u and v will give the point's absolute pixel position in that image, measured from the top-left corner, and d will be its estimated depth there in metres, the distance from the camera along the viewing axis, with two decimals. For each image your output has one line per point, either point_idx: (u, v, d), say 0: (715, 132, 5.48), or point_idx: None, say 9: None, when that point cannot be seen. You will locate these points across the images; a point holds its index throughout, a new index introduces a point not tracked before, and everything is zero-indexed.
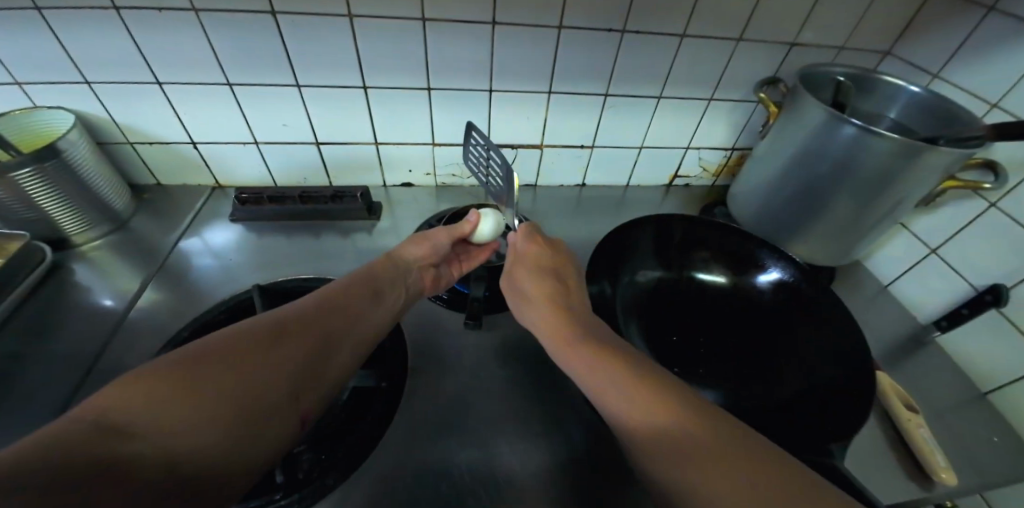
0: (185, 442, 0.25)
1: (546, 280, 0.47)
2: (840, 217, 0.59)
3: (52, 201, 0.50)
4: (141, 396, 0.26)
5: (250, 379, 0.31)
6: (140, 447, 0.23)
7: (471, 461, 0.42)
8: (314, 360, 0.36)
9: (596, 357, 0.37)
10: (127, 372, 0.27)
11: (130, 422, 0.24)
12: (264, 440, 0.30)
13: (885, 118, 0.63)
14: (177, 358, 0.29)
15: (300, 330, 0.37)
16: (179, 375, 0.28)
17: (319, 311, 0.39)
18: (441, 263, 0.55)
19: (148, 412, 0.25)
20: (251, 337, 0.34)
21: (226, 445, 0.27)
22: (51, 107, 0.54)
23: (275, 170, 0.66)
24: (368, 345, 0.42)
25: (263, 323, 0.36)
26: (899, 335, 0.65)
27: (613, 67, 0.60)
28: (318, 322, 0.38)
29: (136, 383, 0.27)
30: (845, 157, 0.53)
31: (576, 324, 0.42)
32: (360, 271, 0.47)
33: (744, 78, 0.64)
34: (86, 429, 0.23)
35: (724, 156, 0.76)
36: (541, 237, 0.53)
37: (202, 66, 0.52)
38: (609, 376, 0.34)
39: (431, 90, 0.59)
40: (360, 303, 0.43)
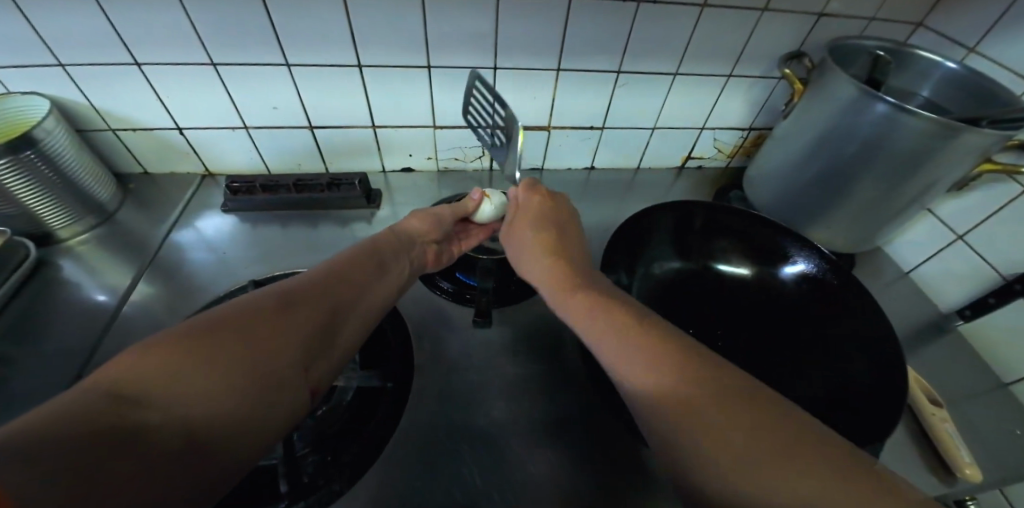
0: (199, 416, 0.24)
1: (550, 236, 0.45)
2: (863, 203, 0.56)
3: (32, 195, 0.48)
4: (153, 366, 0.24)
5: (261, 347, 0.29)
6: (149, 424, 0.22)
7: (482, 463, 0.40)
8: (325, 330, 0.34)
9: (603, 313, 0.34)
10: (132, 346, 0.25)
11: (143, 395, 0.23)
12: (281, 406, 0.29)
13: (917, 96, 0.58)
14: (188, 326, 0.28)
15: (312, 299, 0.35)
16: (189, 345, 0.26)
17: (329, 281, 0.37)
18: (444, 244, 0.52)
19: (162, 384, 0.24)
20: (257, 308, 0.31)
21: (243, 415, 0.26)
22: (24, 93, 0.50)
23: (267, 156, 0.62)
24: (374, 317, 0.40)
25: (275, 289, 0.34)
26: (919, 323, 0.63)
27: (627, 41, 0.55)
28: (330, 292, 0.36)
29: (146, 356, 0.25)
30: (874, 138, 0.49)
31: (589, 283, 0.40)
32: (361, 244, 0.44)
33: (767, 52, 0.60)
34: (94, 403, 0.21)
35: (741, 136, 0.72)
36: (543, 190, 0.51)
37: (182, 44, 0.48)
38: (621, 329, 0.31)
39: (431, 69, 0.55)
40: (368, 272, 0.41)
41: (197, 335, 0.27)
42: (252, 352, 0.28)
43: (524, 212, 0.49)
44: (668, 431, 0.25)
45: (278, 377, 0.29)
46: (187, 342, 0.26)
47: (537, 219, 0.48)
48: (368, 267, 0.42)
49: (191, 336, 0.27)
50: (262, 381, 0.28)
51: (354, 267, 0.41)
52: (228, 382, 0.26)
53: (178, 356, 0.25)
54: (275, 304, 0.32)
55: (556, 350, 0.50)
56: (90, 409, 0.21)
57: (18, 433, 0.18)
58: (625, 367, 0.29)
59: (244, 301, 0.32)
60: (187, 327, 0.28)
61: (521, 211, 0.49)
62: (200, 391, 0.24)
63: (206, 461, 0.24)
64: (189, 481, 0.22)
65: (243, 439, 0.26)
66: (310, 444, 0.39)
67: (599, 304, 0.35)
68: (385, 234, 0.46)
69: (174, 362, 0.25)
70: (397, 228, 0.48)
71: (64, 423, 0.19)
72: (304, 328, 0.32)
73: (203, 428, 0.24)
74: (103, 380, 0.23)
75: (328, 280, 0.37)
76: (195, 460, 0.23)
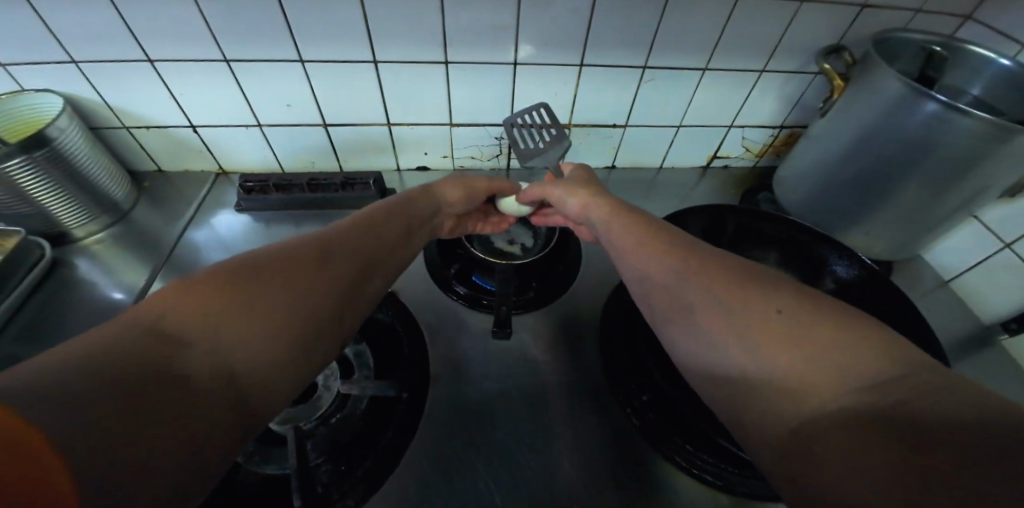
0: (236, 361, 0.24)
1: (596, 205, 0.46)
2: (907, 206, 0.52)
3: (48, 194, 0.47)
4: (193, 306, 0.24)
5: (299, 294, 0.29)
6: (196, 365, 0.22)
7: (497, 477, 0.39)
8: (356, 282, 0.34)
9: (692, 286, 0.32)
10: (184, 278, 0.26)
11: (184, 334, 0.23)
12: (317, 355, 0.29)
13: (965, 95, 0.54)
14: (232, 264, 0.28)
15: (346, 250, 0.34)
16: (233, 286, 0.26)
17: (360, 239, 0.37)
18: (467, 220, 0.54)
19: (202, 326, 0.24)
20: (296, 253, 0.31)
21: (284, 361, 0.26)
22: (38, 90, 0.49)
23: (281, 154, 0.61)
24: (397, 273, 0.40)
25: (308, 238, 0.34)
26: (961, 335, 0.59)
27: (655, 34, 0.52)
28: (359, 249, 0.36)
29: (198, 290, 0.25)
30: (919, 139, 0.46)
31: (647, 248, 0.38)
32: (394, 200, 0.44)
33: (804, 46, 0.56)
34: (138, 341, 0.21)
35: (771, 134, 0.68)
36: (584, 171, 0.52)
37: (196, 41, 0.47)
38: (693, 305, 0.31)
39: (449, 64, 0.53)
40: (395, 234, 0.41)
41: (234, 278, 0.27)
42: (293, 292, 0.28)
43: (562, 181, 0.50)
44: (760, 429, 0.25)
45: (313, 328, 0.29)
46: (225, 285, 0.26)
47: (578, 187, 0.48)
48: (396, 229, 0.41)
49: (228, 278, 0.27)
50: (301, 328, 0.28)
51: (382, 227, 0.40)
52: (270, 327, 0.26)
53: (216, 299, 0.25)
54: (314, 249, 0.32)
55: (575, 359, 0.48)
56: (132, 347, 0.21)
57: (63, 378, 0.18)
58: (723, 338, 0.28)
59: (280, 245, 0.32)
60: (223, 268, 0.28)
61: (560, 183, 0.50)
62: (245, 331, 0.25)
63: (244, 405, 0.24)
64: (225, 426, 0.23)
65: (278, 388, 0.26)
66: (324, 453, 0.39)
67: (684, 270, 0.33)
68: (414, 192, 0.46)
69: (211, 304, 0.25)
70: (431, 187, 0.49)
71: (103, 360, 0.20)
72: (337, 280, 0.32)
73: (241, 372, 0.24)
74: (148, 313, 0.23)
75: (359, 239, 0.37)
76: (230, 405, 0.23)
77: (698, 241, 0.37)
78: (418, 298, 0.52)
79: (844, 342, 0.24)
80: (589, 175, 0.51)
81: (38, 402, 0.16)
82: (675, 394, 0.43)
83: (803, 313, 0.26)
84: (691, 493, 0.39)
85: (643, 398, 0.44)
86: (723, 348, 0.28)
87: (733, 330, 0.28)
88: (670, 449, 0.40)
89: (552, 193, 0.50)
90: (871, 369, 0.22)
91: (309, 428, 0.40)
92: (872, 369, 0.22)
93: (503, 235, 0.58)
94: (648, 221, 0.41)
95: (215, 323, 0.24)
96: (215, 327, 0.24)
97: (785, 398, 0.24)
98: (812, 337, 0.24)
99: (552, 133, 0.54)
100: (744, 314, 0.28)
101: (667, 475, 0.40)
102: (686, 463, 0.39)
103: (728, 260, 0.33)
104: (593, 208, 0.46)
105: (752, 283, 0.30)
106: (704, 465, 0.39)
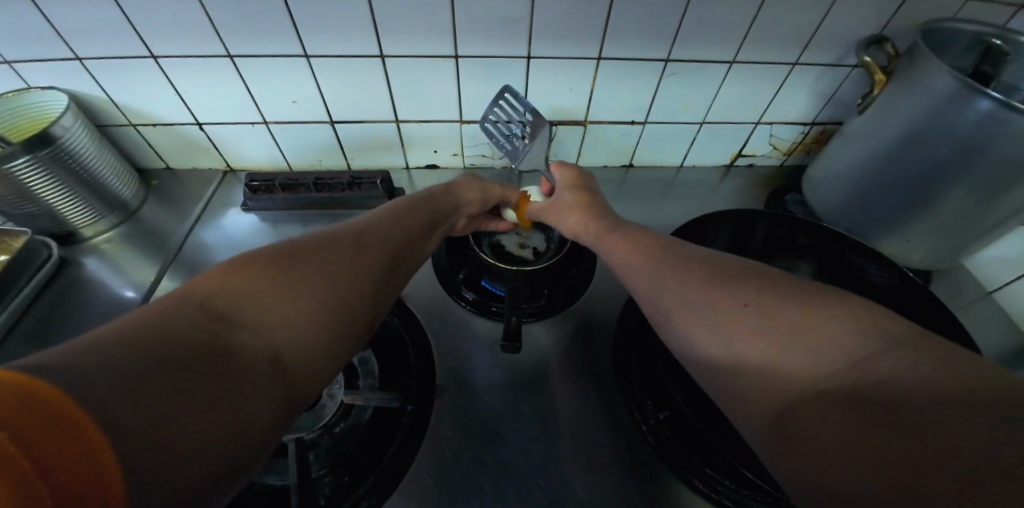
0: (282, 339, 0.24)
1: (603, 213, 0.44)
2: (953, 211, 0.47)
3: (54, 193, 0.47)
4: (239, 286, 0.24)
5: (333, 280, 0.28)
6: (239, 344, 0.22)
7: (501, 496, 0.37)
8: (384, 272, 0.33)
9: (707, 297, 0.29)
10: (227, 261, 0.26)
11: (227, 313, 0.23)
12: (345, 345, 0.28)
13: (1020, 92, 0.48)
14: (273, 250, 0.28)
15: (374, 240, 0.34)
16: (271, 269, 0.26)
17: (389, 228, 0.36)
18: (479, 219, 0.51)
19: (243, 308, 0.24)
20: (330, 241, 0.31)
21: (323, 343, 0.26)
22: (43, 88, 0.49)
23: (288, 153, 0.60)
24: (417, 263, 0.39)
25: (338, 227, 0.33)
26: (1005, 352, 0.54)
27: (679, 24, 0.49)
28: (385, 237, 0.35)
29: (241, 273, 0.25)
30: (972, 139, 0.42)
31: (660, 259, 0.35)
32: (417, 193, 0.44)
33: (842, 37, 0.52)
34: (193, 319, 0.21)
35: (802, 132, 0.64)
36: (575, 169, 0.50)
37: (198, 35, 0.45)
38: (705, 317, 0.28)
39: (458, 59, 0.50)
40: (418, 226, 0.40)
41: (273, 262, 0.27)
42: (329, 279, 0.28)
43: (570, 186, 0.49)
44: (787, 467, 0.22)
45: (352, 311, 0.28)
46: (267, 267, 0.26)
47: (575, 206, 0.47)
48: (420, 221, 0.40)
49: (267, 262, 0.27)
50: (338, 313, 0.27)
51: (409, 217, 0.39)
52: (308, 309, 0.26)
53: (256, 283, 0.25)
54: (347, 237, 0.32)
55: (585, 371, 0.46)
56: (189, 323, 0.21)
57: (91, 357, 0.16)
58: (748, 357, 0.25)
59: (313, 234, 0.32)
60: (262, 254, 0.27)
61: (561, 192, 0.49)
62: (284, 312, 0.25)
63: (282, 386, 0.23)
64: (269, 403, 0.22)
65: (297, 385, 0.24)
66: (327, 464, 0.38)
67: (706, 280, 0.30)
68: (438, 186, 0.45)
69: (258, 284, 0.25)
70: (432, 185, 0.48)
71: (156, 334, 0.19)
72: (368, 270, 0.31)
73: (280, 354, 0.24)
74: (198, 292, 0.23)
75: (388, 229, 0.36)
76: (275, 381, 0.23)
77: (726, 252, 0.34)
78: (422, 302, 0.51)
79: (871, 357, 0.21)
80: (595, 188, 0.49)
81: (74, 371, 0.15)
82: (694, 412, 0.41)
83: (806, 331, 0.24)
84: None
85: (661, 415, 0.41)
86: (748, 369, 0.25)
87: (762, 341, 0.25)
88: (688, 471, 0.38)
89: (557, 201, 0.49)
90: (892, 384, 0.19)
91: (311, 439, 0.39)
92: (893, 389, 0.19)
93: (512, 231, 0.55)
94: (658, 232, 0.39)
95: (257, 305, 0.24)
96: (258, 309, 0.24)
97: (820, 416, 0.21)
98: (813, 358, 0.22)
99: (526, 126, 0.53)
100: (749, 341, 0.25)
101: (681, 498, 0.38)
102: (705, 487, 0.37)
103: (757, 272, 0.30)
104: (601, 218, 0.44)
105: (784, 298, 0.26)
106: (726, 491, 0.37)
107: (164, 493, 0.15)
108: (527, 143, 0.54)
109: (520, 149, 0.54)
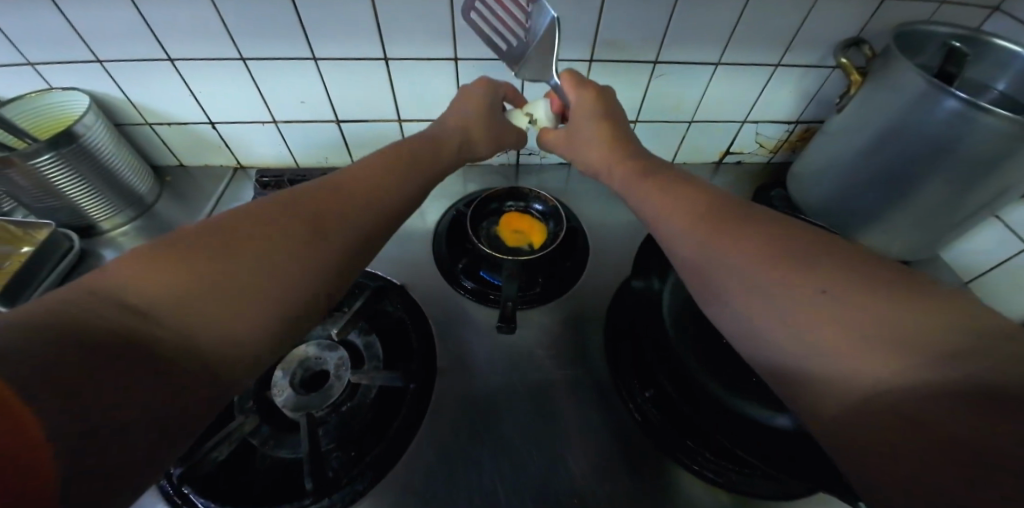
0: (228, 343, 0.24)
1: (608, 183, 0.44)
2: (927, 204, 0.50)
3: (74, 188, 0.50)
4: (192, 277, 0.24)
5: (286, 275, 0.27)
6: (176, 351, 0.22)
7: (499, 468, 0.40)
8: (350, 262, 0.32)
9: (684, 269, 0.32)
10: (162, 246, 0.24)
11: (168, 313, 0.22)
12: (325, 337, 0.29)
13: (989, 90, 0.51)
14: (223, 232, 0.27)
15: (337, 220, 0.32)
16: (220, 263, 0.25)
17: (360, 207, 0.34)
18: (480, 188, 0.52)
19: (188, 307, 0.23)
20: (289, 223, 0.29)
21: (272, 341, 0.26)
22: (65, 88, 0.51)
23: (296, 150, 0.63)
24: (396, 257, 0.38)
25: (300, 204, 0.31)
26: None
27: (666, 27, 0.52)
28: (360, 221, 0.34)
29: (184, 265, 0.24)
30: (940, 137, 0.44)
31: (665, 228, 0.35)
32: (388, 159, 0.40)
33: (822, 38, 0.54)
34: (166, 296, 0.22)
35: (786, 130, 0.67)
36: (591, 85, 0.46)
37: (213, 39, 0.48)
38: None
39: (458, 61, 0.53)
40: (398, 204, 0.37)
41: (241, 240, 0.27)
42: (280, 272, 0.27)
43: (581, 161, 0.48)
44: None
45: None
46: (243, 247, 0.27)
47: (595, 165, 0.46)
48: (398, 199, 0.38)
49: (236, 239, 0.26)
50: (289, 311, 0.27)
51: (382, 193, 0.37)
52: (253, 311, 0.25)
53: (201, 278, 0.24)
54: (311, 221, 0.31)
55: (578, 356, 0.48)
56: (163, 303, 0.22)
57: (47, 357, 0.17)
58: None
59: (300, 202, 0.31)
60: (211, 240, 0.26)
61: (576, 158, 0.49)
62: (228, 316, 0.24)
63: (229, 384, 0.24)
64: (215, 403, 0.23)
65: None
66: (335, 440, 0.40)
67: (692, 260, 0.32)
68: (412, 150, 0.42)
69: (205, 280, 0.24)
70: (444, 123, 0.48)
71: (129, 318, 0.21)
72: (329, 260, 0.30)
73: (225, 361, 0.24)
74: (176, 257, 0.24)
75: (375, 209, 0.35)
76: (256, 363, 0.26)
77: (743, 211, 0.32)
78: (425, 291, 0.53)
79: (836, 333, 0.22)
80: (618, 117, 0.46)
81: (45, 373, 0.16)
82: (676, 389, 0.43)
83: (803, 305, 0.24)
84: (689, 491, 0.39)
85: (646, 394, 0.44)
86: None
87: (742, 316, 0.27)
88: (671, 446, 0.41)
89: (575, 136, 0.47)
90: (845, 364, 0.22)
91: (320, 415, 0.41)
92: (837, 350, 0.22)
93: (519, 203, 0.57)
94: (675, 190, 0.37)
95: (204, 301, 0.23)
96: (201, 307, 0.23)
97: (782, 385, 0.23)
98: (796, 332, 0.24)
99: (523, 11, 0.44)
100: None
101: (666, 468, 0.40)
102: (687, 460, 0.40)
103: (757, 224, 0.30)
104: None
105: None
106: (706, 462, 0.39)
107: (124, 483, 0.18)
108: (524, 39, 0.45)
109: (518, 47, 0.45)
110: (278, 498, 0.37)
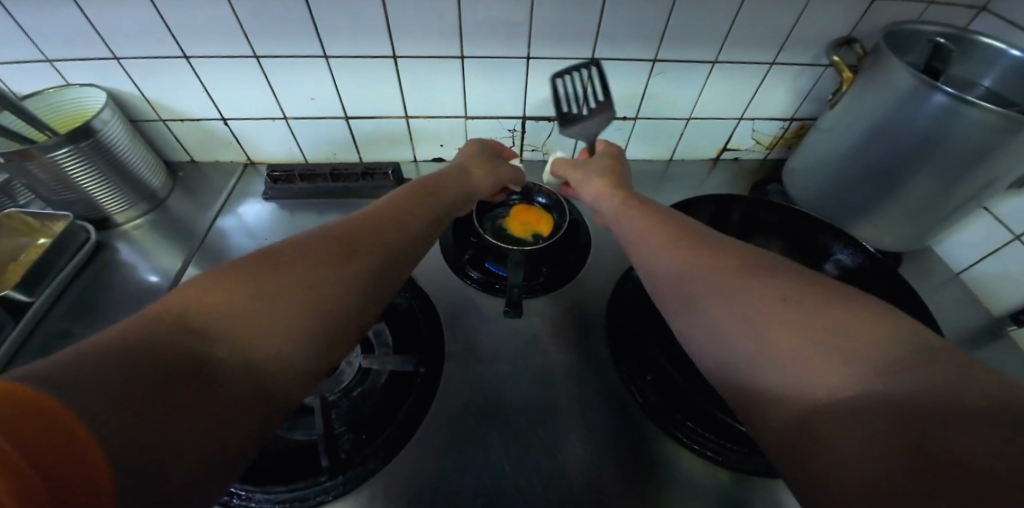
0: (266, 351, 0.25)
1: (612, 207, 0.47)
2: (920, 197, 0.52)
3: (91, 181, 0.51)
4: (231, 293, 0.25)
5: (323, 284, 0.28)
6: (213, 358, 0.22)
7: (505, 451, 0.41)
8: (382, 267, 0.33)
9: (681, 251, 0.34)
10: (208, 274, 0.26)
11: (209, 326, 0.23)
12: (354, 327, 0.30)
13: (976, 87, 0.53)
14: (260, 256, 0.28)
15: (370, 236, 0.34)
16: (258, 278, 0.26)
17: (389, 222, 0.37)
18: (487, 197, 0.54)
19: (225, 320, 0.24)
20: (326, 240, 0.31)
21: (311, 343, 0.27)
22: (83, 84, 0.53)
23: (305, 146, 0.64)
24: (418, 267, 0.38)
25: (336, 228, 0.33)
26: (972, 327, 0.58)
27: (665, 26, 0.53)
28: (390, 232, 0.36)
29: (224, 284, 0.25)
30: (930, 131, 0.46)
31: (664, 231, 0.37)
32: (410, 189, 0.43)
33: (814, 38, 0.56)
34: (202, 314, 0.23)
35: (782, 127, 0.68)
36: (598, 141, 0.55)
37: (227, 38, 0.50)
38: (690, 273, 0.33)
39: (465, 59, 0.55)
40: (422, 219, 0.40)
41: (280, 258, 0.28)
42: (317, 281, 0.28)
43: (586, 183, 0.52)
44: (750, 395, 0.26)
45: (366, 277, 0.31)
46: (262, 260, 0.28)
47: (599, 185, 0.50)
48: (419, 215, 0.40)
49: (274, 260, 0.28)
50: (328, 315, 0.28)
51: (408, 211, 0.39)
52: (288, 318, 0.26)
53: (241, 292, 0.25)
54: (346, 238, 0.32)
55: (582, 343, 0.50)
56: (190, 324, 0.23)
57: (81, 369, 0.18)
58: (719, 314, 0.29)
59: (335, 228, 0.33)
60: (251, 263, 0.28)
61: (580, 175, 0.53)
62: (264, 324, 0.25)
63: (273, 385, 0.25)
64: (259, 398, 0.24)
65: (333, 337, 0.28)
66: (346, 423, 0.42)
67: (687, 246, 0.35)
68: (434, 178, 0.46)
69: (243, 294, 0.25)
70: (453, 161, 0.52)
71: (147, 334, 0.21)
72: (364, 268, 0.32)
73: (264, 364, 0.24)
74: (217, 281, 0.26)
75: (404, 227, 0.38)
76: None
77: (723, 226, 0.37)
78: (432, 282, 0.55)
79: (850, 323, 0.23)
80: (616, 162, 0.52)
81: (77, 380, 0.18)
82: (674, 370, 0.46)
83: (811, 299, 0.25)
84: (691, 471, 0.41)
85: (647, 377, 0.45)
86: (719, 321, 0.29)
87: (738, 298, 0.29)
88: (672, 425, 0.42)
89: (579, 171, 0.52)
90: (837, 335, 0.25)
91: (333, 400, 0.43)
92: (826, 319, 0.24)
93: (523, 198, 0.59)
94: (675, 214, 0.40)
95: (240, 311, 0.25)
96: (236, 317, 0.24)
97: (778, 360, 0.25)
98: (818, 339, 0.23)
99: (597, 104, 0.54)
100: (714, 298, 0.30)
101: (665, 446, 0.42)
102: (688, 439, 0.41)
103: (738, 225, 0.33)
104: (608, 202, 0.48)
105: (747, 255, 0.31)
106: (706, 442, 0.41)
107: (171, 476, 0.19)
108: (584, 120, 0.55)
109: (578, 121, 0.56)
110: (293, 477, 0.38)
